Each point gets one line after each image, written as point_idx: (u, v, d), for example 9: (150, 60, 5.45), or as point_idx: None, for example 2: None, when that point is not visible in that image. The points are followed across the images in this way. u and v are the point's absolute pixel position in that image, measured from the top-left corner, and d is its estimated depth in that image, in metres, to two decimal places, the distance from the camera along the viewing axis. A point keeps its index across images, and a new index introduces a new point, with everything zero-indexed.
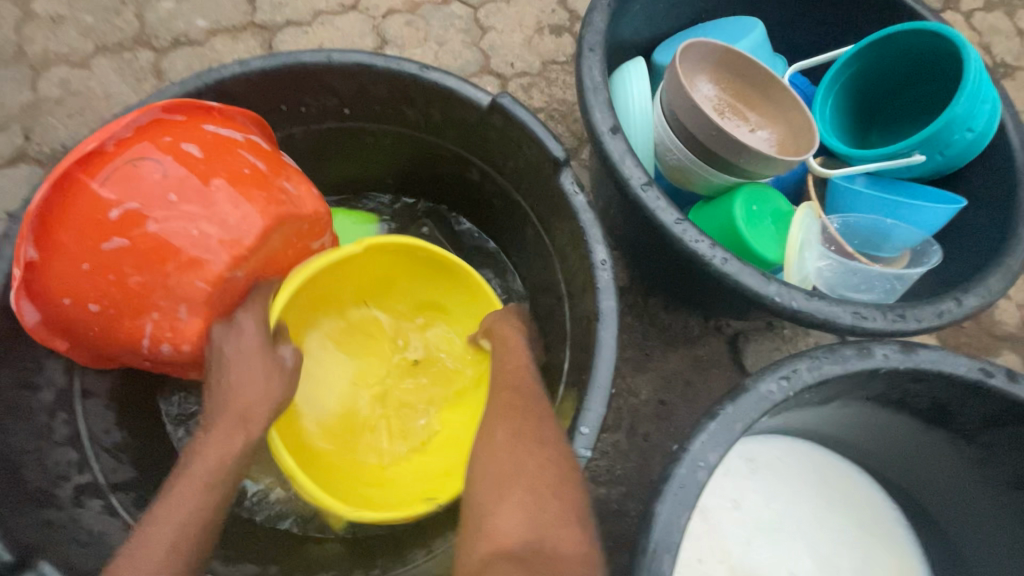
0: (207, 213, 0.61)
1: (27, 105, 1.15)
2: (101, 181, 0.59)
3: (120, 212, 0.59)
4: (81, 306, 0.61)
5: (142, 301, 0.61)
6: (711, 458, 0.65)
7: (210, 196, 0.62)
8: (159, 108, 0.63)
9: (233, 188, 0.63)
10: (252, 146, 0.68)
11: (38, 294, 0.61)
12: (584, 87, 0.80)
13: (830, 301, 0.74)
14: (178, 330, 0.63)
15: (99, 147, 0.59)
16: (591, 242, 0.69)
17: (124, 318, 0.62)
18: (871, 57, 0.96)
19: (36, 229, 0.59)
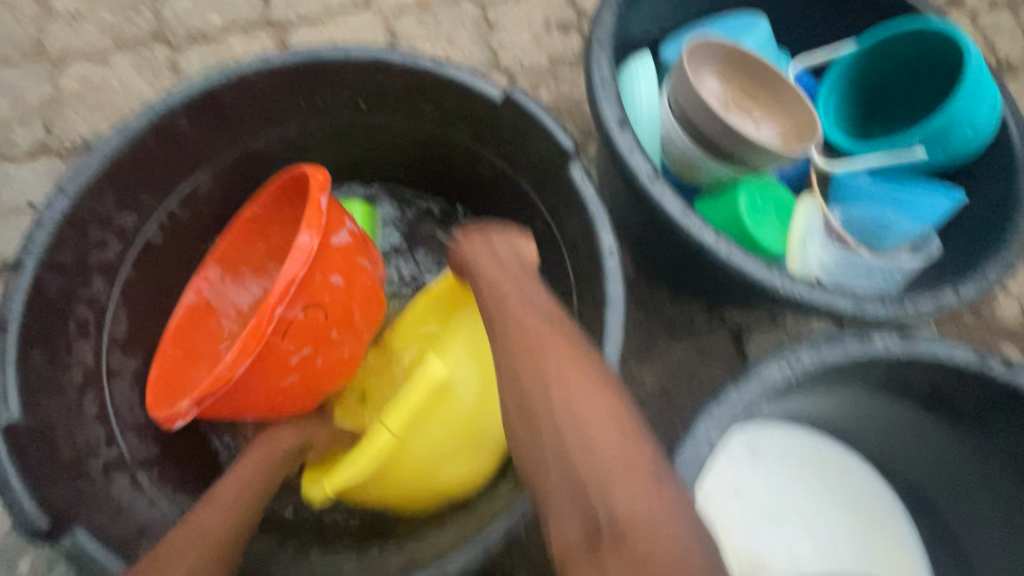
0: (351, 333, 0.76)
1: (48, 99, 1.18)
2: (277, 340, 0.66)
3: (296, 360, 0.71)
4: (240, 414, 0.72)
5: (292, 404, 0.75)
6: (714, 439, 0.68)
7: (352, 315, 0.75)
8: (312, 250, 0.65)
9: (364, 304, 0.76)
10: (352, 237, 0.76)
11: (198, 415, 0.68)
12: (593, 82, 0.82)
13: (831, 290, 0.77)
14: (311, 408, 0.78)
15: (275, 310, 0.64)
16: (600, 232, 0.71)
17: (274, 414, 0.75)
18: (874, 55, 0.98)
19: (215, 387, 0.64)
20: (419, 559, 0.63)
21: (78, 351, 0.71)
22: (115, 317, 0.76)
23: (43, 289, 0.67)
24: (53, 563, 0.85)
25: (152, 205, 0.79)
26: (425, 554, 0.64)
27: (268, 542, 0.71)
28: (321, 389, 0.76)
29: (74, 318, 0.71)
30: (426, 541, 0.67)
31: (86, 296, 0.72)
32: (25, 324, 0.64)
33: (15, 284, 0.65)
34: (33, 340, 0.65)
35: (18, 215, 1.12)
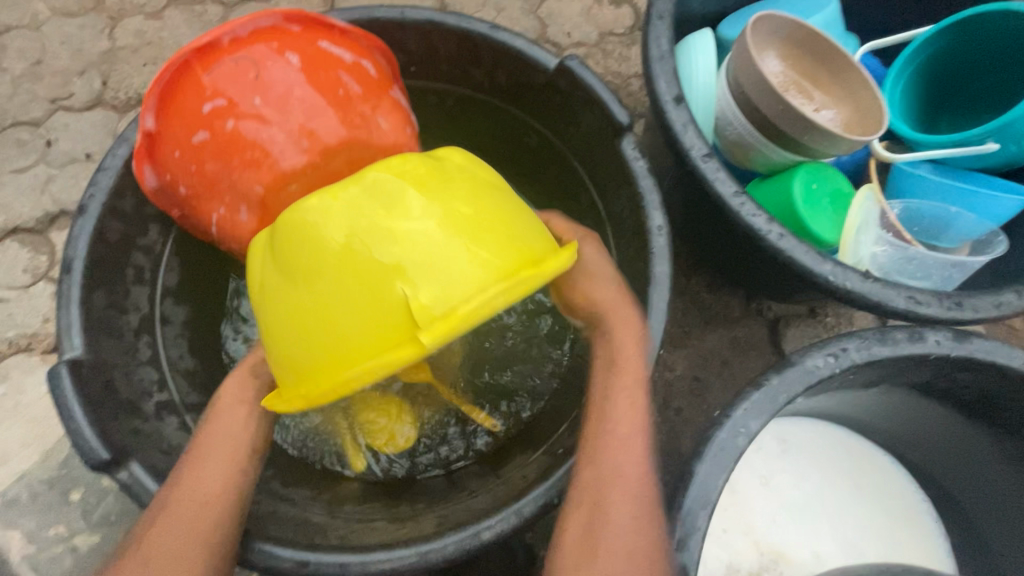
0: (283, 118, 0.65)
1: (106, 52, 1.21)
2: (209, 69, 0.66)
3: (212, 105, 0.65)
4: (177, 185, 0.69)
5: (215, 188, 0.67)
6: (753, 426, 0.67)
7: (289, 102, 0.65)
8: (279, 15, 0.68)
9: (317, 97, 0.66)
10: (357, 70, 0.71)
11: (154, 159, 0.70)
12: (650, 55, 0.80)
13: (886, 284, 0.74)
14: (236, 226, 0.68)
15: (215, 41, 0.66)
16: (649, 208, 0.69)
17: (201, 199, 0.68)
18: (951, 39, 0.92)
19: (158, 105, 0.68)
20: (451, 519, 0.64)
21: (135, 296, 0.74)
22: (168, 266, 0.79)
23: (104, 234, 0.69)
24: (102, 497, 0.90)
25: None
26: (457, 514, 0.65)
27: (302, 493, 0.73)
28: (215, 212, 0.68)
29: (131, 264, 0.73)
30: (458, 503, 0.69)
31: (143, 244, 0.75)
32: (88, 266, 0.67)
33: (82, 228, 0.67)
34: (95, 282, 0.68)
35: (74, 164, 1.15)
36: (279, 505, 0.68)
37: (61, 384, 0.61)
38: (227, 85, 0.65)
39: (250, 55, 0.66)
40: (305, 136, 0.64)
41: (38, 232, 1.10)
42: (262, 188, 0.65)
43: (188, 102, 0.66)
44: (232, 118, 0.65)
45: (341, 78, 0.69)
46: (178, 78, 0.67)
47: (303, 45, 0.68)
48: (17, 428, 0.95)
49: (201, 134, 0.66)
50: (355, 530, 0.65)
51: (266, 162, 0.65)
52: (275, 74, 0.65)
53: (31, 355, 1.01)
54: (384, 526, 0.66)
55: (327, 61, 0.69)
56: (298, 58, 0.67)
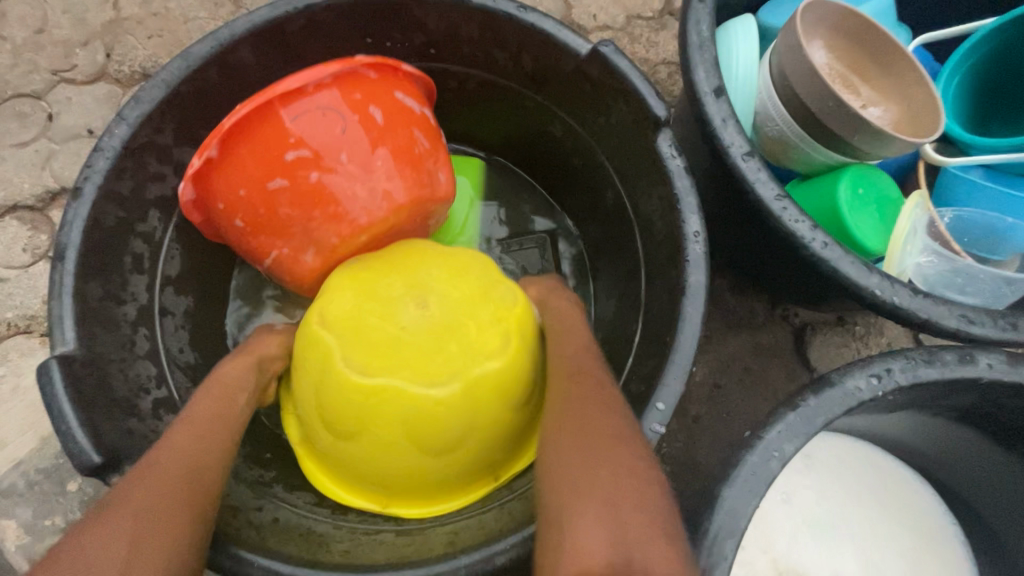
0: (365, 178, 0.64)
1: (109, 22, 1.16)
2: (291, 115, 0.63)
3: (294, 155, 0.63)
4: (231, 215, 0.67)
5: (283, 230, 0.66)
6: (787, 449, 0.62)
7: (372, 161, 0.64)
8: (361, 64, 0.66)
9: (393, 161, 0.65)
10: (424, 122, 0.70)
11: (206, 185, 0.67)
12: (689, 42, 0.74)
13: (936, 300, 0.68)
14: (297, 267, 0.68)
15: (300, 86, 0.63)
16: (685, 212, 0.64)
17: (260, 236, 0.67)
18: (1015, 35, 0.85)
19: (224, 137, 0.63)
20: (462, 539, 0.61)
21: (133, 286, 0.70)
22: (169, 254, 0.74)
23: (101, 220, 0.65)
24: (100, 487, 0.88)
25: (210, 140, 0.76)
26: (469, 533, 0.61)
27: (306, 497, 0.69)
28: (273, 248, 0.68)
29: (130, 251, 0.69)
30: (470, 516, 0.65)
31: (142, 231, 0.71)
32: (82, 254, 0.63)
33: (76, 213, 0.63)
34: (90, 271, 0.64)
35: (76, 140, 1.11)
36: (282, 512, 0.65)
37: (51, 381, 0.57)
38: (311, 134, 0.63)
39: (335, 106, 0.64)
40: (387, 197, 0.65)
41: (38, 210, 1.07)
42: (337, 241, 0.66)
43: (264, 146, 0.63)
44: (314, 172, 0.64)
45: (415, 133, 0.68)
46: (258, 109, 0.63)
47: (382, 94, 0.67)
48: (15, 414, 0.92)
49: (276, 181, 0.64)
50: (360, 544, 0.62)
51: (343, 218, 0.65)
52: (354, 130, 0.64)
53: (30, 338, 0.98)
54: (391, 541, 0.63)
55: (406, 117, 0.68)
56: (379, 111, 0.66)
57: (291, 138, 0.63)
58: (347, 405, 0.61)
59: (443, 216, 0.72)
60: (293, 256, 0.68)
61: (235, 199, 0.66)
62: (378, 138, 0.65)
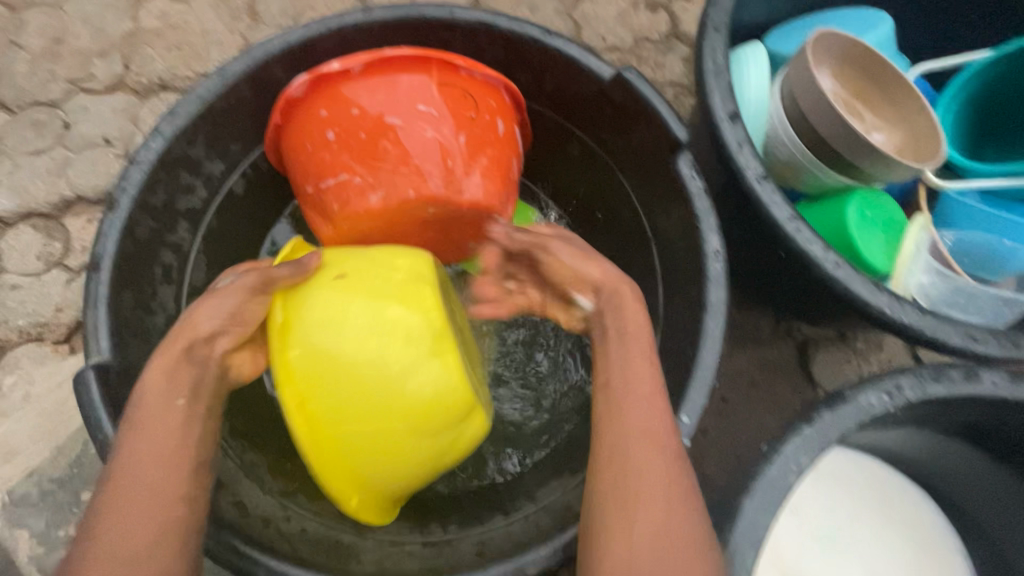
0: (463, 165, 0.69)
1: (128, 34, 1.17)
2: (440, 84, 0.68)
3: (419, 109, 0.67)
4: (323, 124, 0.69)
5: (369, 158, 0.68)
6: (804, 462, 0.64)
7: (475, 158, 0.69)
8: (506, 82, 0.74)
9: (491, 169, 0.71)
10: (516, 151, 0.77)
11: (323, 88, 0.69)
12: (704, 68, 0.77)
13: (942, 319, 0.71)
14: (357, 197, 0.69)
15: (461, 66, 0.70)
16: (705, 232, 0.67)
17: (341, 154, 0.69)
18: (1008, 68, 0.90)
19: (376, 61, 0.67)
20: (490, 548, 0.62)
21: (162, 296, 0.71)
22: (196, 264, 0.76)
23: (134, 231, 0.66)
24: None
25: (239, 154, 0.78)
26: (496, 542, 0.62)
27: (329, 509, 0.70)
28: (349, 168, 0.69)
29: (159, 262, 0.71)
30: (495, 526, 0.66)
31: (171, 242, 0.72)
32: (116, 264, 0.64)
33: (112, 223, 0.64)
34: (124, 281, 0.65)
35: (92, 148, 1.12)
36: (309, 522, 0.66)
37: (86, 390, 0.58)
38: (445, 102, 0.68)
39: (473, 95, 0.71)
40: (468, 188, 0.69)
41: (53, 217, 1.07)
42: (412, 197, 0.68)
43: (405, 86, 0.68)
44: (429, 134, 0.67)
45: (512, 160, 0.75)
46: (419, 61, 0.68)
47: (506, 111, 0.74)
48: (27, 423, 0.92)
49: (393, 118, 0.67)
50: (388, 554, 0.63)
51: (429, 179, 0.68)
52: (479, 126, 0.70)
53: (42, 346, 0.98)
54: (418, 551, 0.64)
55: (513, 135, 0.75)
56: (503, 126, 0.74)
57: (426, 96, 0.68)
58: (434, 407, 0.60)
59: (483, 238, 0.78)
60: (361, 185, 0.69)
61: (343, 115, 0.68)
62: (489, 141, 0.71)
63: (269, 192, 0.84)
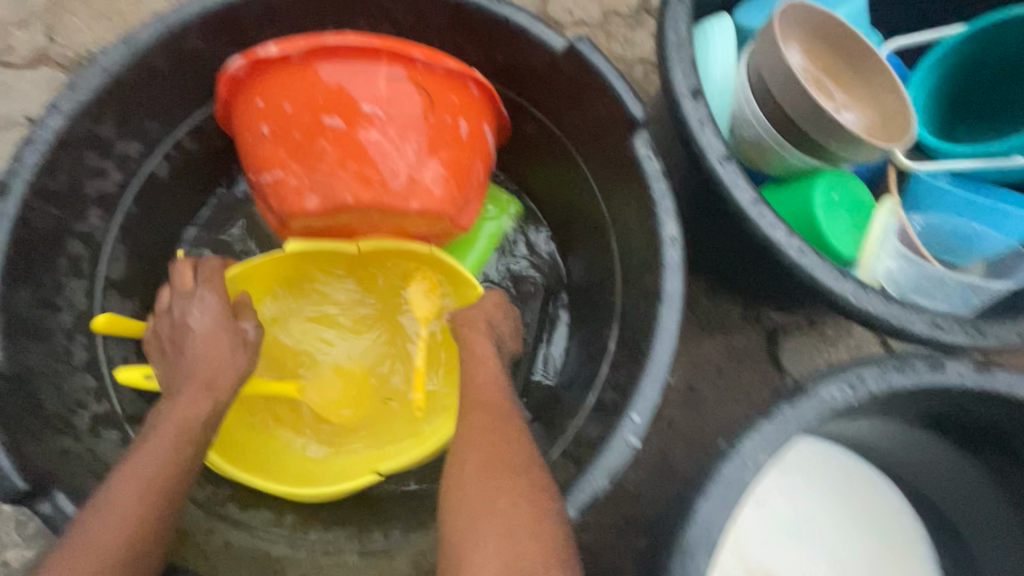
0: (412, 171, 0.63)
1: (50, 2, 1.07)
2: (389, 79, 0.61)
3: (365, 109, 0.61)
4: (261, 115, 0.63)
5: (307, 156, 0.62)
6: (762, 460, 0.61)
7: (427, 161, 0.63)
8: (472, 75, 0.65)
9: (445, 175, 0.65)
10: (483, 153, 0.70)
11: (261, 73, 0.61)
12: (666, 40, 0.72)
13: (907, 307, 0.68)
14: (296, 194, 0.64)
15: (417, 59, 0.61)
16: (662, 216, 0.62)
17: (278, 150, 0.63)
18: (980, 43, 0.86)
19: (321, 48, 0.59)
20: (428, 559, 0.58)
21: (69, 292, 0.64)
22: (112, 256, 0.69)
23: (31, 220, 0.59)
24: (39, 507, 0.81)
25: (159, 133, 0.71)
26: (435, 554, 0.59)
27: (263, 518, 0.66)
28: (288, 164, 0.63)
29: (65, 254, 0.64)
30: (439, 533, 0.62)
31: (79, 231, 0.65)
32: (8, 258, 0.57)
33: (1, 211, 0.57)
34: (19, 277, 0.58)
35: (14, 128, 1.02)
36: (235, 535, 0.63)
37: None
38: (395, 100, 0.61)
39: (431, 93, 0.63)
40: (419, 196, 0.64)
41: None
42: (352, 201, 0.63)
43: (350, 79, 0.60)
44: (375, 137, 0.61)
45: (475, 165, 0.69)
46: (367, 49, 0.59)
47: (469, 108, 0.67)
48: None
49: (334, 115, 0.61)
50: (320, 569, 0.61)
51: (373, 185, 0.63)
52: (431, 128, 0.63)
53: None
54: (354, 563, 0.62)
55: (480, 134, 0.69)
56: (466, 127, 0.67)
57: (373, 93, 0.61)
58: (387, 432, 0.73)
59: (442, 237, 0.73)
60: (301, 181, 0.63)
61: (280, 106, 0.61)
62: (445, 146, 0.65)
63: (196, 176, 0.77)
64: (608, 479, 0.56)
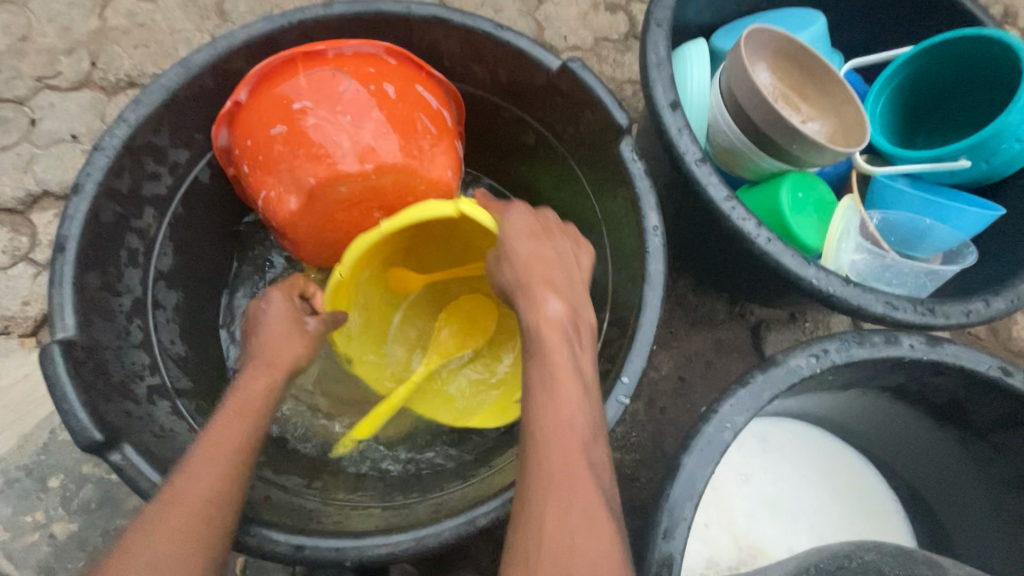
0: (353, 134, 0.73)
1: (95, 32, 1.18)
2: (309, 74, 0.73)
3: (299, 105, 0.73)
4: (242, 158, 0.78)
5: (274, 168, 0.75)
6: (739, 421, 0.69)
7: (362, 121, 0.73)
8: (382, 47, 0.75)
9: (384, 125, 0.74)
10: (432, 114, 0.79)
11: (231, 124, 0.77)
12: (648, 61, 0.83)
13: (865, 289, 0.77)
14: (281, 203, 0.76)
15: (324, 50, 0.73)
16: (645, 209, 0.72)
17: (257, 173, 0.76)
18: (929, 61, 0.97)
19: (256, 80, 0.74)
20: (445, 506, 0.65)
21: (128, 279, 0.73)
22: (162, 250, 0.78)
23: (100, 214, 0.68)
24: (81, 484, 0.88)
25: (204, 143, 0.80)
26: (451, 502, 0.66)
27: (295, 481, 0.73)
28: (267, 184, 0.76)
29: (125, 246, 0.73)
30: (453, 491, 0.70)
31: (137, 227, 0.74)
32: (82, 246, 0.66)
33: (76, 206, 0.66)
34: (90, 263, 0.67)
35: (60, 144, 1.13)
36: (273, 490, 0.68)
37: (52, 363, 0.60)
38: (320, 91, 0.73)
39: (351, 73, 0.74)
40: (370, 155, 0.73)
41: (19, 213, 1.07)
42: (315, 182, 0.74)
43: (279, 89, 0.73)
44: (313, 121, 0.72)
45: (418, 117, 0.77)
46: (286, 61, 0.73)
47: (393, 77, 0.76)
48: None
49: (280, 124, 0.73)
50: (349, 516, 0.66)
51: (328, 164, 0.73)
52: (355, 96, 0.73)
53: (8, 339, 0.98)
54: (380, 513, 0.67)
55: (415, 97, 0.77)
56: (393, 89, 0.75)
57: (302, 91, 0.73)
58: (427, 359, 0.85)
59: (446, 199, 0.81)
60: (280, 193, 0.76)
61: (250, 139, 0.75)
62: (381, 108, 0.74)
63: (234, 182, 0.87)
64: (607, 428, 0.63)
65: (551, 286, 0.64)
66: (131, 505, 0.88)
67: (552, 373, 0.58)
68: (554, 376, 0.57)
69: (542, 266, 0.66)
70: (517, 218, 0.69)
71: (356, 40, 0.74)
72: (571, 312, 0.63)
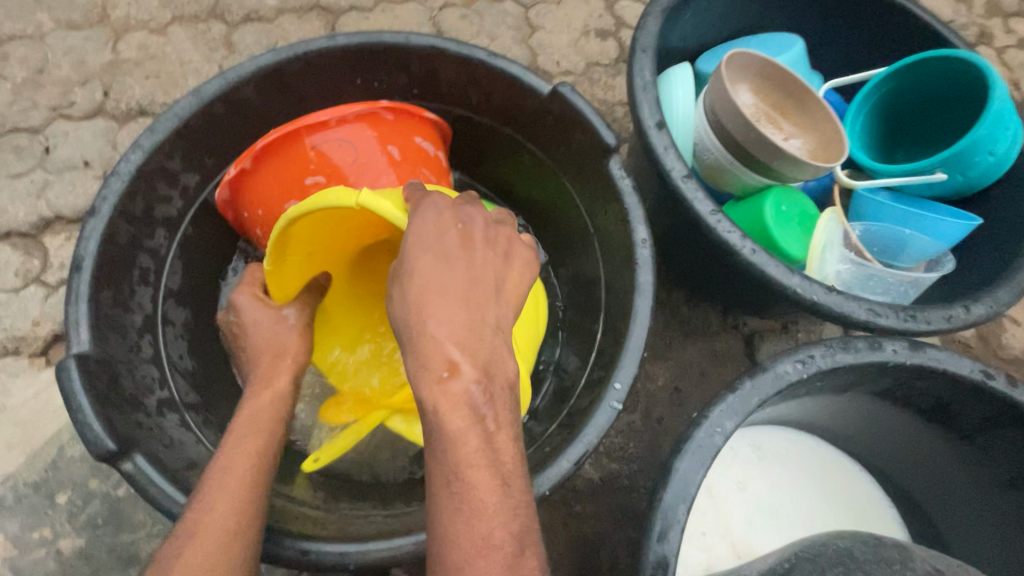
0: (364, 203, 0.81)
1: (108, 64, 1.24)
2: (314, 144, 0.77)
3: (310, 179, 0.79)
4: (254, 219, 0.83)
5: None
6: (729, 425, 0.71)
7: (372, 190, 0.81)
8: (377, 107, 0.78)
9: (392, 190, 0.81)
10: (433, 162, 0.85)
11: (236, 187, 0.80)
12: (635, 85, 0.87)
13: (848, 296, 0.81)
14: None
15: (325, 120, 0.76)
16: (633, 222, 0.75)
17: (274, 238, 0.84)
18: (904, 81, 1.01)
19: (259, 150, 0.76)
20: None
21: (139, 296, 0.76)
22: (171, 269, 0.81)
23: (114, 235, 0.72)
24: (88, 500, 0.90)
25: (213, 167, 0.84)
26: None
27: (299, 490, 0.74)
28: None
29: (137, 265, 0.76)
30: None
31: (149, 247, 0.78)
32: (97, 264, 0.69)
33: (93, 228, 0.70)
34: (104, 281, 0.70)
35: (72, 171, 1.17)
36: (278, 499, 0.70)
37: (67, 376, 0.63)
38: (328, 162, 0.78)
39: (354, 139, 0.78)
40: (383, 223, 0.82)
41: (33, 236, 1.11)
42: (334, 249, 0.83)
43: (287, 159, 0.78)
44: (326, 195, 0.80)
45: (421, 170, 0.83)
46: (287, 133, 0.75)
47: (391, 133, 0.80)
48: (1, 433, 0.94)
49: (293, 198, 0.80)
50: (351, 523, 0.68)
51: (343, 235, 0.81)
52: (360, 165, 0.79)
53: (19, 358, 1.01)
54: (381, 519, 0.69)
55: (415, 148, 0.82)
56: (395, 150, 0.81)
57: (311, 164, 0.78)
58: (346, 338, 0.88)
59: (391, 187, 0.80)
60: None
61: (261, 204, 0.81)
62: (387, 174, 0.80)
63: None
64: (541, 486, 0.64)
65: (458, 345, 0.55)
66: (137, 519, 0.89)
67: (460, 461, 0.52)
68: (462, 466, 0.52)
69: (439, 294, 0.57)
70: (422, 222, 0.60)
71: (353, 105, 0.77)
72: (481, 380, 0.54)
